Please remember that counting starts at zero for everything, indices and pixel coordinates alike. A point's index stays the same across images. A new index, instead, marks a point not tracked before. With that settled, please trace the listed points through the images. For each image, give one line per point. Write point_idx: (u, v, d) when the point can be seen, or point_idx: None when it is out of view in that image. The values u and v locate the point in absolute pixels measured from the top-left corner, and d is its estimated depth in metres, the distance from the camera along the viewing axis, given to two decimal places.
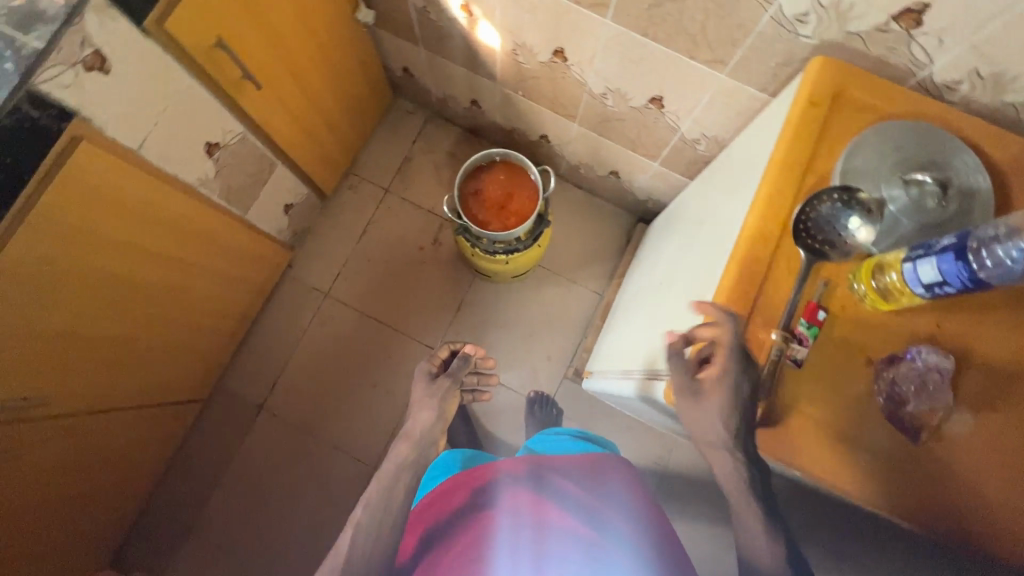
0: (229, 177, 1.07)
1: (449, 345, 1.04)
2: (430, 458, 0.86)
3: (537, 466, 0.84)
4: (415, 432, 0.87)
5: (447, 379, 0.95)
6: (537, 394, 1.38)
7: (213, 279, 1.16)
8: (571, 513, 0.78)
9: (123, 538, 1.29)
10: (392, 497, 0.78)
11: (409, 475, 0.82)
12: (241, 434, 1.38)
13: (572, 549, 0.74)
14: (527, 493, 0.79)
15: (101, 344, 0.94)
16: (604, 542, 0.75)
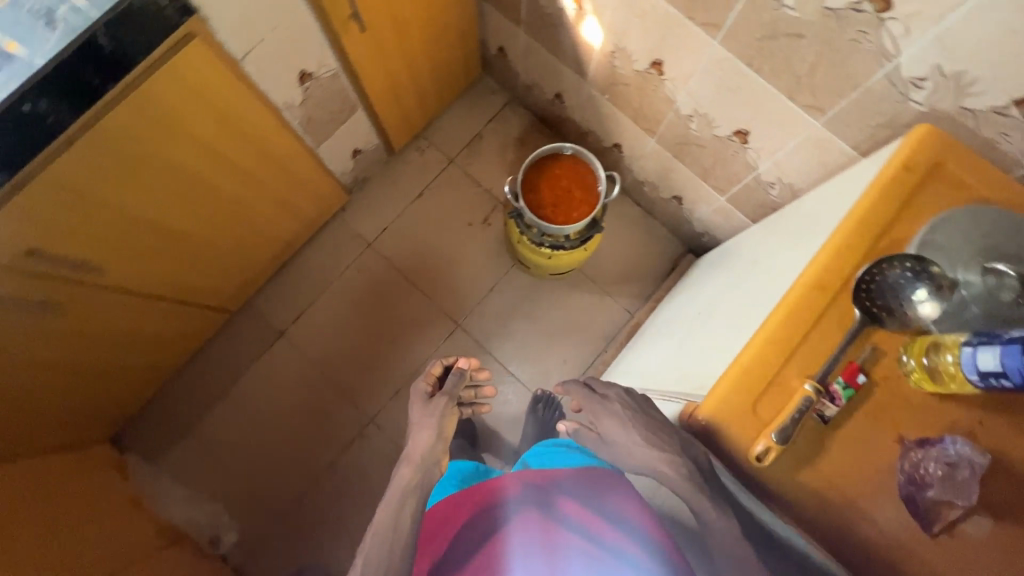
0: (312, 108, 1.11)
1: (441, 359, 1.05)
2: (434, 478, 0.88)
3: (541, 479, 0.87)
4: (419, 456, 0.89)
5: (442, 397, 0.97)
6: (543, 393, 1.38)
7: (273, 201, 1.21)
8: (572, 531, 0.81)
9: (126, 419, 1.35)
10: (398, 524, 0.79)
11: (414, 500, 0.83)
12: (257, 355, 1.43)
13: (576, 565, 0.78)
14: (530, 511, 0.84)
15: (160, 233, 0.99)
16: (608, 556, 0.78)
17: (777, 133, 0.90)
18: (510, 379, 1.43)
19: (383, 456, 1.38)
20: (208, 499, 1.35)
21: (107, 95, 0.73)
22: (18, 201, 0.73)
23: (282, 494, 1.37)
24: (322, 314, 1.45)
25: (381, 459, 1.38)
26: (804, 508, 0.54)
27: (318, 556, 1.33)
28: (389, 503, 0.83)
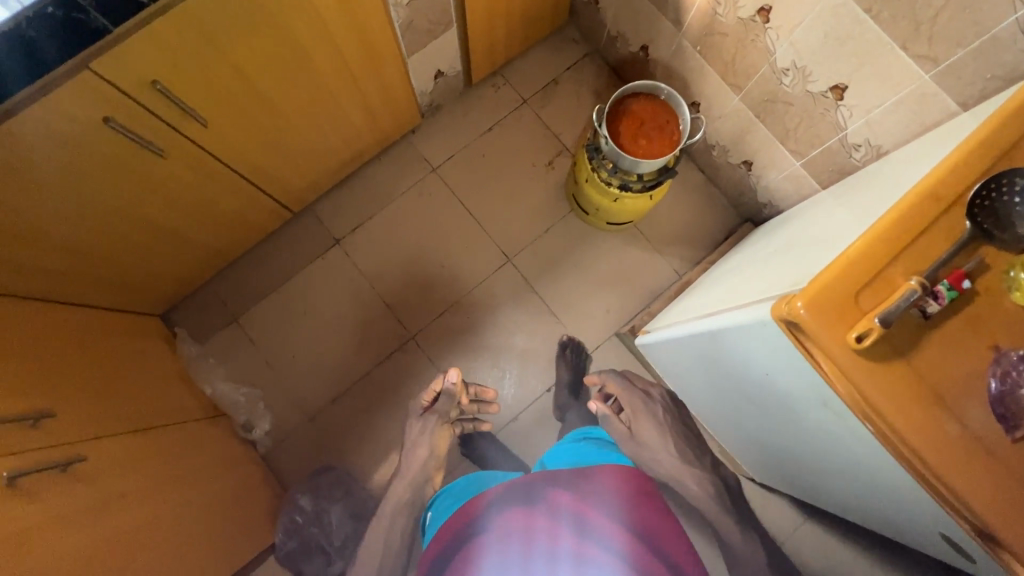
0: (417, 14, 1.13)
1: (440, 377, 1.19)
2: (424, 494, 1.14)
3: (533, 487, 0.93)
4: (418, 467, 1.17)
5: (434, 418, 1.21)
6: (571, 340, 1.41)
7: (358, 103, 1.23)
8: (562, 524, 0.88)
9: (181, 298, 1.39)
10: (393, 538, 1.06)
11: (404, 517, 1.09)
12: (309, 258, 1.46)
13: (562, 561, 0.84)
14: (519, 507, 0.90)
15: (258, 103, 1.02)
16: (592, 553, 0.84)
17: (877, 89, 0.91)
18: (551, 320, 1.45)
19: (418, 374, 1.41)
20: (246, 387, 1.38)
21: None
22: (156, 25, 0.75)
23: (317, 395, 1.40)
24: (379, 230, 1.48)
25: (417, 377, 1.41)
26: (893, 398, 0.56)
27: (343, 458, 1.37)
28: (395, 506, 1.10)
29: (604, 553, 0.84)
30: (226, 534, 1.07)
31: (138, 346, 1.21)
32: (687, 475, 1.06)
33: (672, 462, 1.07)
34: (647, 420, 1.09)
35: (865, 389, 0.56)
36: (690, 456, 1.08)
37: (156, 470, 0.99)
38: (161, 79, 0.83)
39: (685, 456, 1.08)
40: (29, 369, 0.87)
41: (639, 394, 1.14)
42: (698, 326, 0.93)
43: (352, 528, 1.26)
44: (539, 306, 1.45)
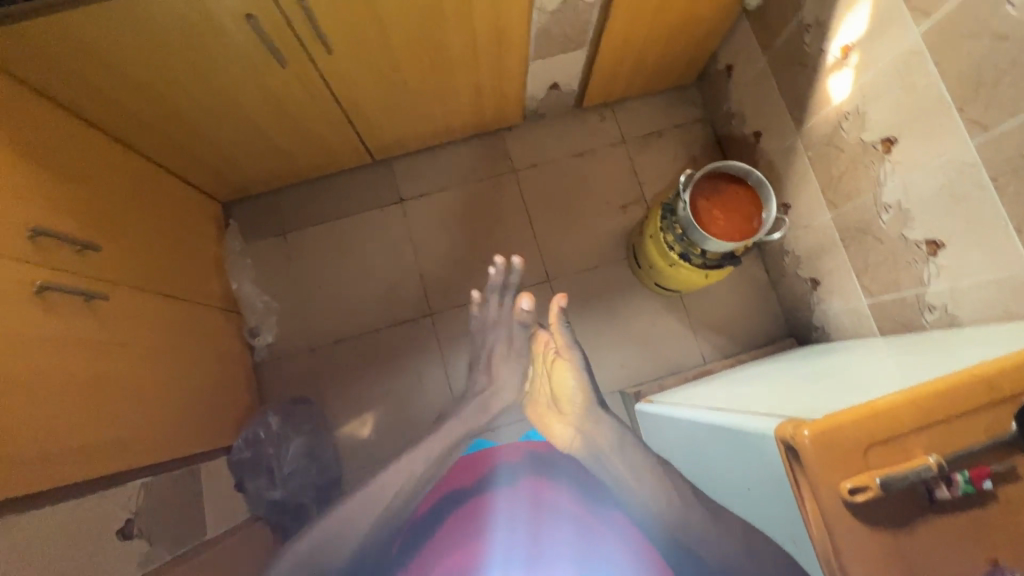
0: (555, 24, 1.16)
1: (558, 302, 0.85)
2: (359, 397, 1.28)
3: (535, 453, 0.87)
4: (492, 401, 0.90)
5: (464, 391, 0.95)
6: None
7: (471, 85, 1.28)
8: (568, 496, 0.81)
9: (246, 195, 1.47)
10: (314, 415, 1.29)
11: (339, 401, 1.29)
12: (370, 205, 1.51)
13: (566, 526, 0.77)
14: (528, 473, 0.84)
15: (384, 52, 1.07)
16: (602, 529, 0.76)
17: (974, 259, 0.87)
18: None
19: (423, 349, 1.44)
20: (267, 296, 1.44)
21: None
22: None
23: (325, 331, 1.44)
24: (443, 205, 1.51)
25: (419, 352, 1.43)
26: (864, 563, 0.53)
27: (325, 397, 1.40)
28: (444, 436, 0.82)
29: (614, 527, 0.76)
30: (197, 419, 1.11)
31: (193, 223, 1.29)
32: (583, 418, 0.83)
33: (598, 435, 0.80)
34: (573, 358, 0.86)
35: (837, 543, 0.53)
36: (631, 445, 0.77)
37: (159, 335, 1.04)
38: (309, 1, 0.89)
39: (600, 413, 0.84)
40: (90, 205, 0.95)
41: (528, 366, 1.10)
42: (699, 415, 0.91)
43: (303, 464, 1.29)
44: None
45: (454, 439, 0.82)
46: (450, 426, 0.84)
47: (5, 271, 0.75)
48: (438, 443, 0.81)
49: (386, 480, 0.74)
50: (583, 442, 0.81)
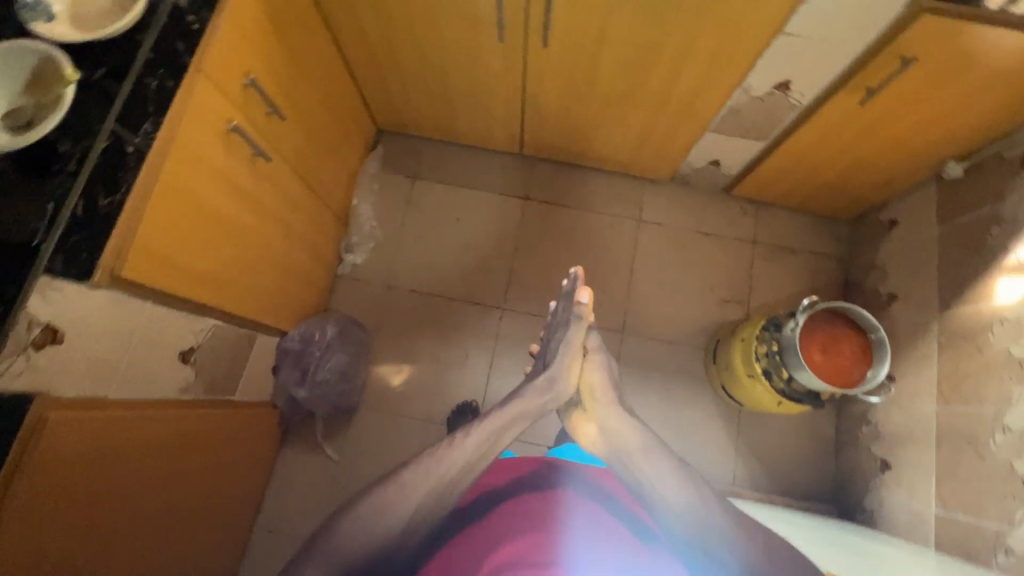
0: (750, 109, 1.18)
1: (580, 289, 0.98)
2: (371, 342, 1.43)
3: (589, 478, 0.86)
4: (551, 395, 0.89)
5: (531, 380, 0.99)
6: None
7: (644, 127, 1.32)
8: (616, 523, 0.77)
9: (401, 132, 1.58)
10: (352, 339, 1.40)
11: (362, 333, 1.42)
12: (498, 189, 1.58)
13: (614, 543, 0.72)
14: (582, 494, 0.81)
15: (589, 65, 1.13)
16: (647, 554, 0.72)
17: None
18: None
19: (481, 335, 1.47)
20: (375, 224, 1.53)
21: None
22: None
23: (406, 276, 1.51)
24: (560, 219, 1.56)
25: (476, 336, 1.47)
26: None
27: (378, 333, 1.47)
28: (504, 414, 0.84)
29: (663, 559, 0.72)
30: (277, 295, 1.20)
31: (351, 133, 1.40)
32: (603, 411, 0.89)
33: (622, 422, 0.87)
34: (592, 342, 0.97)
35: None
36: (656, 452, 0.82)
37: (286, 211, 1.14)
38: None
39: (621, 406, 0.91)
40: (293, 81, 1.06)
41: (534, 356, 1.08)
42: None
43: (333, 380, 1.34)
44: None
45: (512, 422, 0.83)
46: (505, 410, 0.85)
47: (218, 101, 0.85)
48: (493, 423, 0.82)
49: (443, 455, 0.77)
50: (608, 439, 0.85)
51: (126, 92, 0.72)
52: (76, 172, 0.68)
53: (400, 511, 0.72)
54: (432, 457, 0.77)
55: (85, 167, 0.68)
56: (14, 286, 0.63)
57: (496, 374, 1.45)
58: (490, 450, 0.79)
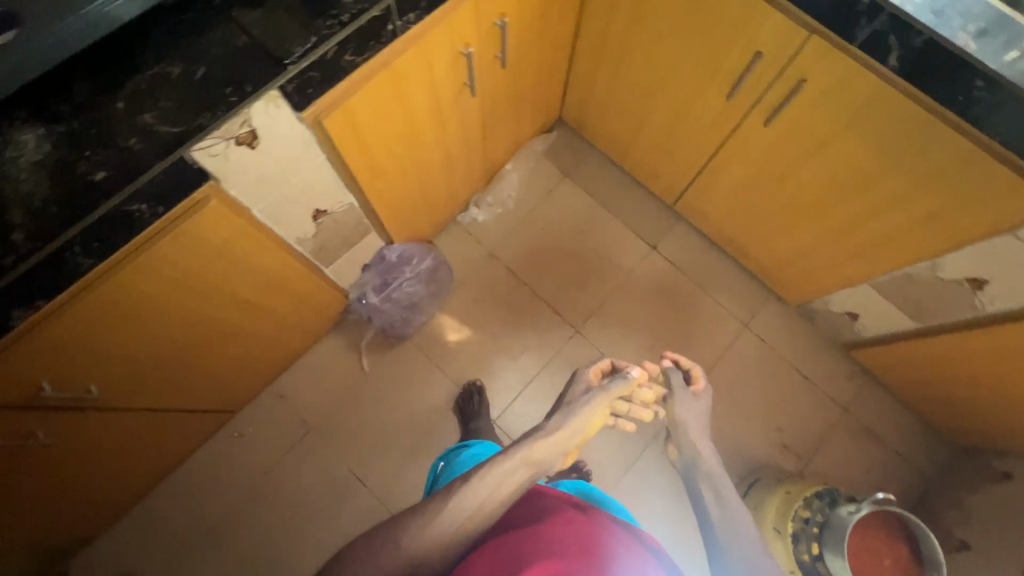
0: (924, 287, 1.10)
1: (672, 357, 0.97)
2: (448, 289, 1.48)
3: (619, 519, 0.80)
4: (558, 440, 0.76)
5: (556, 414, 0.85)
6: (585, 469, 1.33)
7: (806, 246, 1.27)
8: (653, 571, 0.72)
9: (578, 131, 1.61)
10: (438, 282, 1.46)
11: (447, 279, 1.47)
12: (632, 226, 1.57)
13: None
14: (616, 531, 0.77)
15: (792, 163, 1.10)
16: None
17: None
18: (621, 465, 1.41)
19: (544, 342, 1.48)
20: (512, 195, 1.58)
21: (915, 90, 0.83)
22: (861, 72, 0.87)
23: (510, 254, 1.54)
24: (672, 284, 1.53)
25: (541, 339, 1.48)
26: None
27: (461, 288, 1.52)
28: (501, 464, 0.72)
29: None
30: (407, 209, 1.27)
31: (539, 109, 1.45)
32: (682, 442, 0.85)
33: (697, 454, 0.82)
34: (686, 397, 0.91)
35: None
36: (727, 488, 0.76)
37: (456, 145, 1.20)
38: (807, 86, 0.95)
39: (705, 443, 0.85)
40: (529, 41, 1.11)
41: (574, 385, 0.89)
42: None
43: (404, 304, 1.40)
44: (630, 453, 1.41)
45: (510, 471, 0.71)
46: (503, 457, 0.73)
47: (470, 25, 0.91)
48: (497, 473, 0.71)
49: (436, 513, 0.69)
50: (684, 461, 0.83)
51: None
52: (343, 25, 0.73)
53: (395, 558, 0.67)
54: (429, 509, 0.70)
55: (347, 24, 0.73)
56: (252, 86, 0.70)
57: (538, 384, 1.45)
58: (496, 507, 0.70)
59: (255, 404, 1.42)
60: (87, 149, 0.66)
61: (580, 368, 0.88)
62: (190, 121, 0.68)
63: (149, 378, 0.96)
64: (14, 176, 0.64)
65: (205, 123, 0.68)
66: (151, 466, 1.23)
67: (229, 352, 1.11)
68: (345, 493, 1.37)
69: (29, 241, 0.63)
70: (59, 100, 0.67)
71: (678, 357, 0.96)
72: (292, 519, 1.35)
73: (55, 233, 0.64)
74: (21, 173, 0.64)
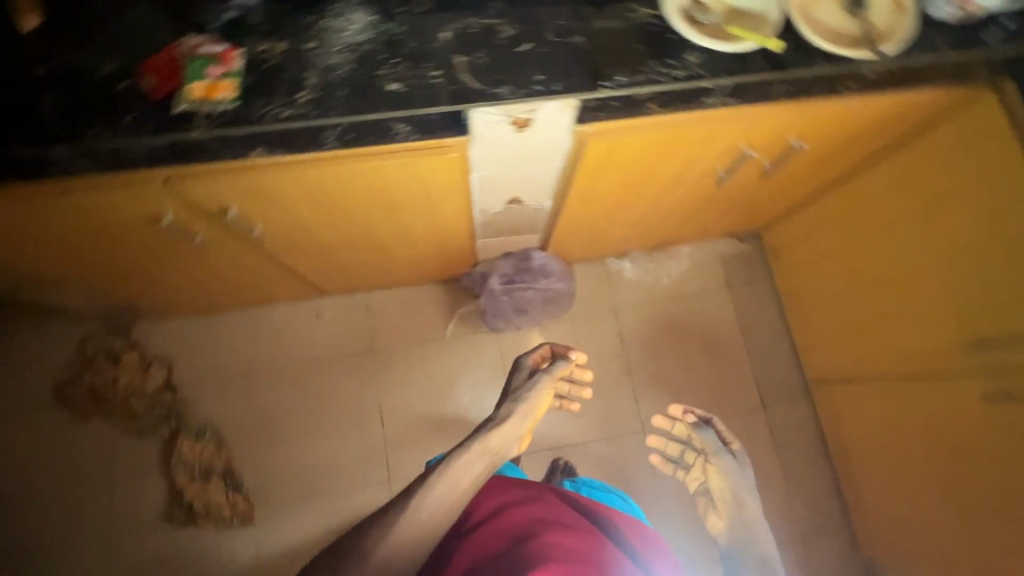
0: None
1: (688, 409, 0.96)
2: (558, 315, 1.46)
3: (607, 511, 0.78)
4: (509, 426, 0.82)
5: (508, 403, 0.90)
6: None
7: (929, 525, 1.10)
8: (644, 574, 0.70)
9: (768, 256, 1.50)
10: (556, 304, 1.43)
11: (564, 307, 1.45)
12: (758, 375, 1.46)
13: None
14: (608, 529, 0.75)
15: (985, 449, 0.95)
16: None
17: None
18: None
19: (608, 420, 1.41)
20: (668, 274, 1.51)
21: None
22: None
23: (631, 323, 1.48)
24: (759, 454, 1.40)
25: (608, 415, 1.41)
26: None
27: (570, 322, 1.47)
28: (466, 450, 0.75)
29: None
30: (578, 236, 1.24)
31: (751, 221, 1.36)
32: (726, 509, 0.84)
33: (749, 531, 0.81)
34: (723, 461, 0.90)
35: None
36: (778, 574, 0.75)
37: (662, 210, 1.15)
38: None
39: (750, 512, 0.83)
40: (800, 170, 1.04)
41: (519, 375, 0.94)
42: None
43: (516, 305, 1.40)
44: None
45: (474, 456, 0.74)
46: (468, 444, 0.76)
47: (768, 133, 0.85)
48: (460, 462, 0.73)
49: (421, 488, 0.68)
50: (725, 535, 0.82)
51: (766, 77, 0.71)
52: (675, 79, 0.70)
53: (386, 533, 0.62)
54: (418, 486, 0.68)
55: (678, 80, 0.70)
56: (562, 86, 0.69)
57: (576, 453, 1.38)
58: (468, 488, 0.71)
59: (342, 299, 1.47)
60: (394, 57, 0.69)
61: (523, 356, 0.96)
62: (491, 85, 0.68)
63: (296, 243, 1.02)
64: (330, 46, 0.69)
65: (502, 94, 0.68)
66: (242, 296, 1.31)
67: (361, 256, 1.15)
68: (363, 422, 1.40)
69: (306, 103, 0.67)
70: (402, 9, 0.71)
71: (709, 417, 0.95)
72: (311, 412, 1.41)
73: (330, 109, 0.67)
74: (336, 47, 0.69)
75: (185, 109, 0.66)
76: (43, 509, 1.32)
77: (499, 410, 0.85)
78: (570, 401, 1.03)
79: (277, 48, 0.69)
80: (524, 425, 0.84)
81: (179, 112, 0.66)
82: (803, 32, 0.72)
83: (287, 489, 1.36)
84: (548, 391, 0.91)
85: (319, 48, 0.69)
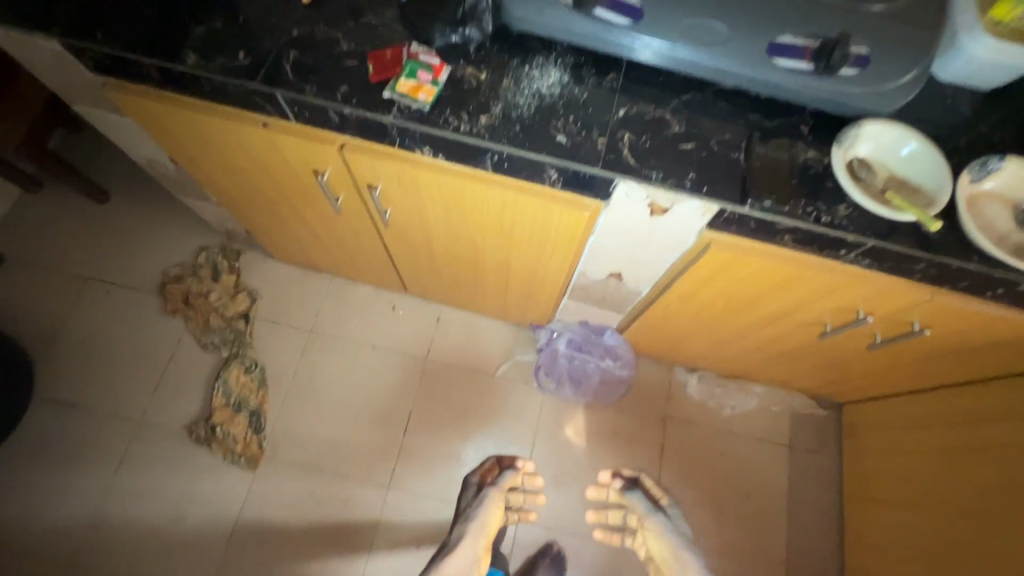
0: None
1: (608, 475, 1.21)
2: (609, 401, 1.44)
3: None
4: (461, 554, 0.99)
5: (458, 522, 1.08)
6: None
7: None
8: None
9: (844, 434, 1.39)
10: (609, 388, 1.43)
11: (617, 394, 1.44)
12: (792, 551, 1.33)
13: None
14: None
15: None
16: None
17: None
18: None
19: None
20: (732, 406, 1.44)
21: None
22: None
23: (676, 438, 1.42)
24: None
25: None
26: None
27: (616, 412, 1.44)
28: None
29: None
30: (658, 333, 1.24)
31: (838, 388, 1.29)
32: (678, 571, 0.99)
33: None
34: (651, 522, 1.06)
35: None
36: None
37: (752, 340, 1.12)
38: None
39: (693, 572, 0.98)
40: (913, 356, 0.99)
41: (470, 494, 1.17)
42: None
43: (570, 373, 1.44)
44: None
45: None
46: None
47: (893, 306, 0.83)
48: None
49: None
50: None
51: (911, 253, 0.71)
52: (818, 222, 0.72)
53: None
54: None
55: (821, 225, 0.72)
56: (708, 191, 0.73)
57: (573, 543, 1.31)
58: None
59: (418, 304, 1.54)
60: (571, 116, 0.77)
61: (472, 476, 1.21)
62: (645, 168, 0.74)
63: (410, 237, 1.10)
64: (522, 89, 0.78)
65: (652, 179, 0.73)
66: (340, 264, 1.42)
67: (456, 272, 1.22)
68: (388, 421, 1.43)
69: (484, 126, 0.76)
70: (593, 79, 0.79)
71: (631, 479, 1.19)
72: (348, 392, 1.45)
73: (501, 138, 0.75)
74: (527, 91, 0.78)
75: (389, 97, 0.77)
76: (97, 379, 1.44)
77: (452, 538, 1.02)
78: (526, 508, 1.22)
79: (478, 74, 0.79)
80: (478, 548, 1.00)
81: (384, 98, 0.77)
82: (962, 225, 0.71)
83: (298, 453, 1.39)
84: (498, 506, 1.09)
85: (513, 87, 0.78)
